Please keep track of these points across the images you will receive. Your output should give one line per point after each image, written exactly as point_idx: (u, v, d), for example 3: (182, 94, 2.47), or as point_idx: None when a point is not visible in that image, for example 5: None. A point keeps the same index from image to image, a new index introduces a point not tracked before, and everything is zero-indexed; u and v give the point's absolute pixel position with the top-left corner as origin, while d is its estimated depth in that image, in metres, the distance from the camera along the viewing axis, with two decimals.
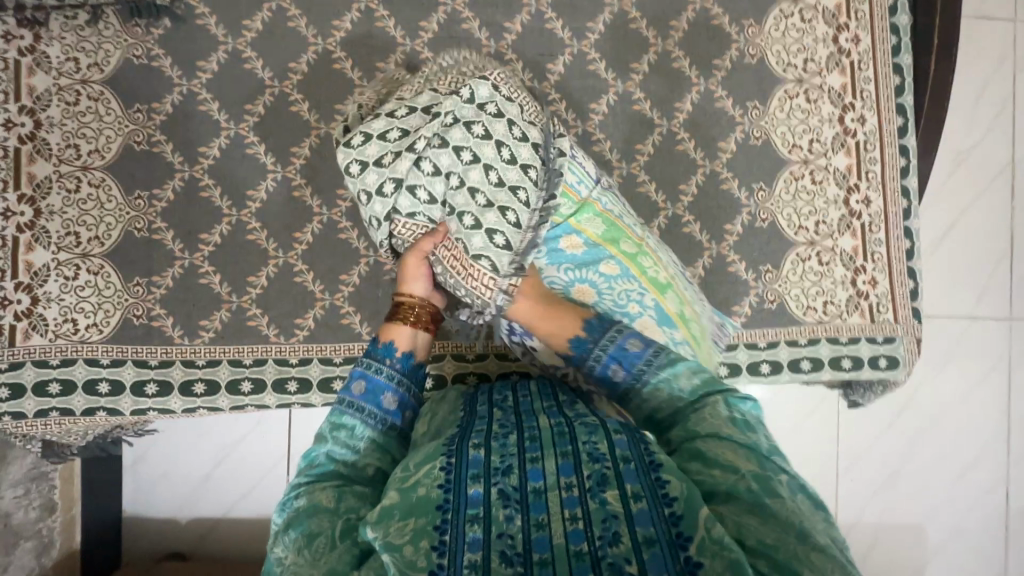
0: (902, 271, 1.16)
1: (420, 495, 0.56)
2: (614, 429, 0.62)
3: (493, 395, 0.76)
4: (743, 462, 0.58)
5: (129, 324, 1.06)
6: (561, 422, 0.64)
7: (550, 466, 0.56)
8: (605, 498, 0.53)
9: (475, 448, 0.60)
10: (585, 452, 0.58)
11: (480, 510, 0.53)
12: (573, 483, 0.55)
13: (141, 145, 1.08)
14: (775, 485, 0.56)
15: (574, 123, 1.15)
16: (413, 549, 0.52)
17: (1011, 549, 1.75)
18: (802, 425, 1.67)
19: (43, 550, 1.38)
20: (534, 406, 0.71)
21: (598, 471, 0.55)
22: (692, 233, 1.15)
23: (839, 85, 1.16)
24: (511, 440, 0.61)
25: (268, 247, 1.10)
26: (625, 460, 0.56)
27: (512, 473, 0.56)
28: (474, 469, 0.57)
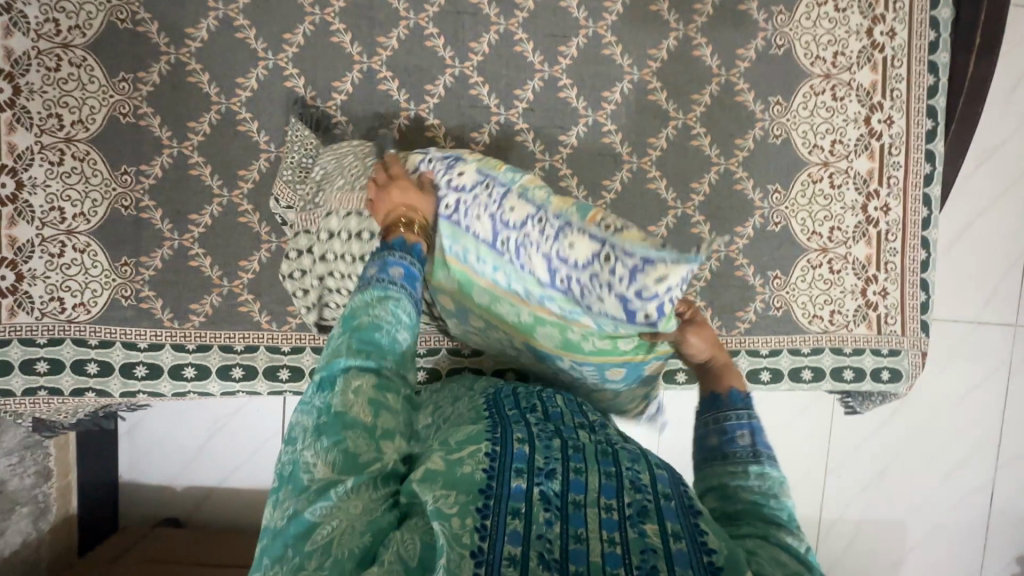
0: (914, 283, 1.12)
1: (464, 474, 0.54)
2: (656, 463, 0.61)
3: (519, 402, 0.71)
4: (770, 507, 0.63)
5: (117, 305, 1.04)
6: (603, 441, 0.63)
7: (593, 482, 0.55)
8: (644, 530, 0.52)
9: (519, 443, 0.59)
10: (628, 478, 0.57)
11: (521, 504, 0.52)
12: (613, 505, 0.53)
13: (127, 117, 1.03)
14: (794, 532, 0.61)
15: (584, 111, 1.09)
16: (460, 523, 0.50)
17: (990, 550, 1.78)
18: (796, 422, 1.68)
19: (41, 514, 1.40)
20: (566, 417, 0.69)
21: (640, 501, 0.54)
22: (701, 234, 1.11)
23: (868, 83, 1.09)
24: (554, 444, 0.60)
25: (261, 230, 1.06)
26: (666, 497, 0.55)
27: (556, 478, 0.55)
28: (519, 462, 0.56)
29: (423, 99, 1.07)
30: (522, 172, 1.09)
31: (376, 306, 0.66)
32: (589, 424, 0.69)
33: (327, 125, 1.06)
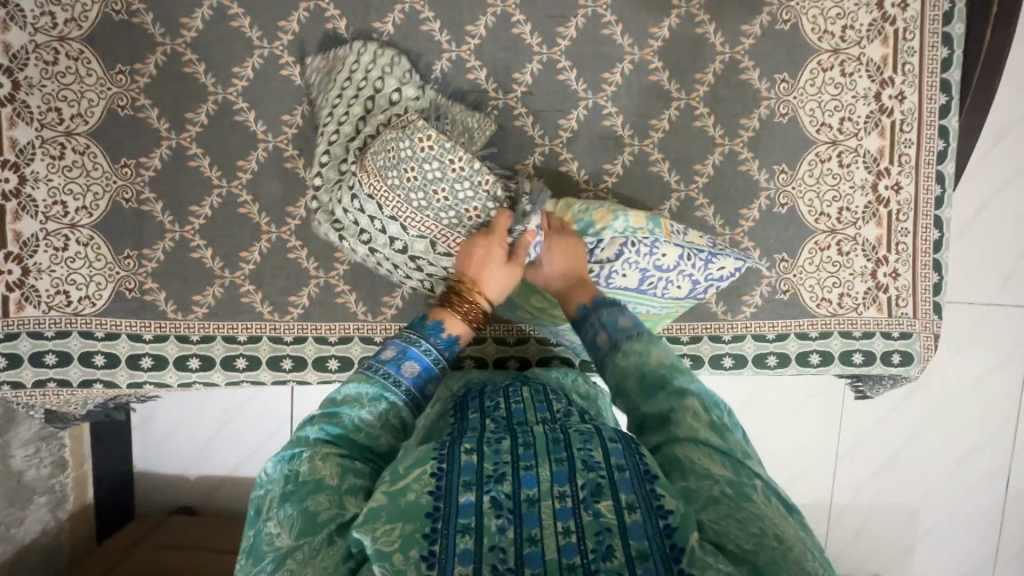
0: (927, 264, 1.09)
1: (410, 501, 0.55)
2: (610, 436, 0.62)
3: (484, 402, 0.75)
4: (717, 466, 0.61)
5: (122, 297, 1.04)
6: (556, 428, 0.64)
7: (544, 474, 0.57)
8: (598, 510, 0.54)
9: (467, 453, 0.60)
10: (580, 460, 0.58)
11: (471, 520, 0.53)
12: (566, 493, 0.55)
13: (125, 109, 1.02)
14: (749, 492, 0.59)
15: (584, 94, 1.07)
16: (403, 558, 0.51)
17: (1006, 534, 1.75)
18: (806, 407, 1.65)
19: (58, 504, 1.43)
20: (526, 409, 0.70)
21: (593, 481, 0.56)
22: (705, 217, 1.09)
23: (879, 57, 1.06)
24: (502, 446, 0.61)
25: (261, 221, 1.06)
26: (620, 469, 0.57)
27: (505, 481, 0.57)
28: (466, 476, 0.57)
29: None
30: (522, 157, 1.08)
31: (363, 409, 0.69)
32: (550, 415, 0.70)
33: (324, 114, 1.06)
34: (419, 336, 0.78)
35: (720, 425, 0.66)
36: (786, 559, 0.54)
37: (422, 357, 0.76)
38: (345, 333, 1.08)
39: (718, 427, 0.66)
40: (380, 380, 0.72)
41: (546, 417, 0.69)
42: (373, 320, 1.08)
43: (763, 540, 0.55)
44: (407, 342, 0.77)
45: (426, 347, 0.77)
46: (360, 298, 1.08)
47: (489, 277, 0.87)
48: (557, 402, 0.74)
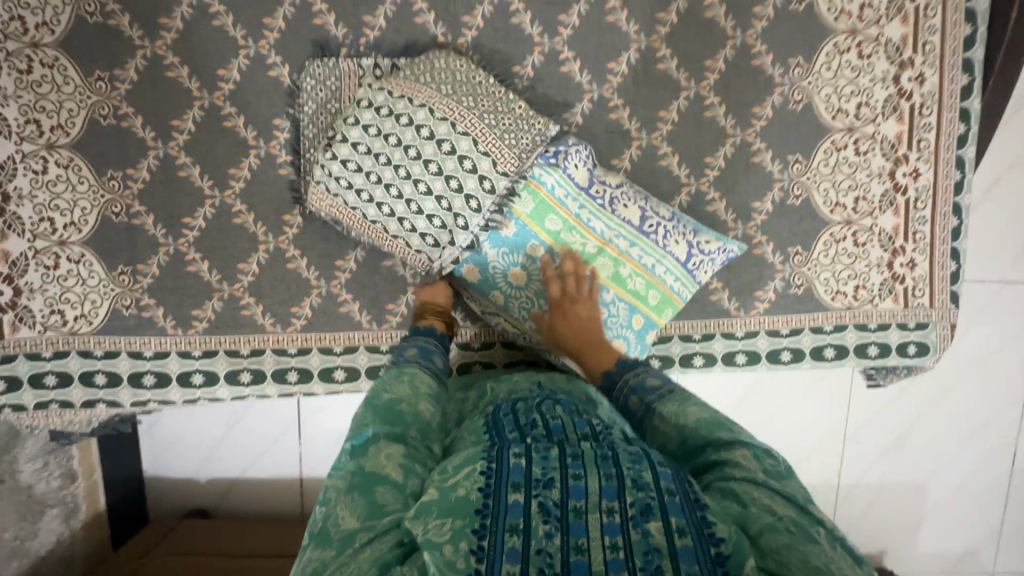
0: (945, 253, 1.06)
1: (460, 496, 0.54)
2: (660, 461, 0.59)
3: (518, 420, 0.68)
4: (780, 506, 0.58)
5: (119, 315, 1.01)
6: (604, 444, 0.62)
7: (593, 486, 0.55)
8: (647, 530, 0.51)
9: (517, 455, 0.58)
10: (629, 478, 0.56)
11: (520, 521, 0.51)
12: (615, 509, 0.53)
13: (107, 118, 0.97)
14: (811, 531, 0.55)
15: (589, 86, 1.02)
16: (453, 549, 0.49)
17: (1011, 507, 1.77)
18: (815, 392, 1.65)
19: (71, 514, 1.42)
20: (568, 425, 0.66)
21: (642, 500, 0.53)
22: (717, 212, 1.05)
23: (898, 37, 1.00)
24: (552, 454, 0.59)
25: (257, 231, 1.02)
26: (669, 492, 0.54)
27: (554, 487, 0.54)
28: (515, 478, 0.55)
29: None
30: None
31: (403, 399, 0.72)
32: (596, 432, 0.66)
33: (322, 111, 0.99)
34: (418, 337, 0.89)
35: (774, 470, 0.63)
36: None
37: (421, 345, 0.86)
38: (350, 342, 1.05)
39: (772, 471, 0.63)
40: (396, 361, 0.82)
41: (591, 433, 0.65)
42: (378, 329, 1.05)
43: (823, 574, 0.52)
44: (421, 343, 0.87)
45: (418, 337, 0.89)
46: (363, 306, 1.05)
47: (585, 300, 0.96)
48: (598, 420, 0.70)
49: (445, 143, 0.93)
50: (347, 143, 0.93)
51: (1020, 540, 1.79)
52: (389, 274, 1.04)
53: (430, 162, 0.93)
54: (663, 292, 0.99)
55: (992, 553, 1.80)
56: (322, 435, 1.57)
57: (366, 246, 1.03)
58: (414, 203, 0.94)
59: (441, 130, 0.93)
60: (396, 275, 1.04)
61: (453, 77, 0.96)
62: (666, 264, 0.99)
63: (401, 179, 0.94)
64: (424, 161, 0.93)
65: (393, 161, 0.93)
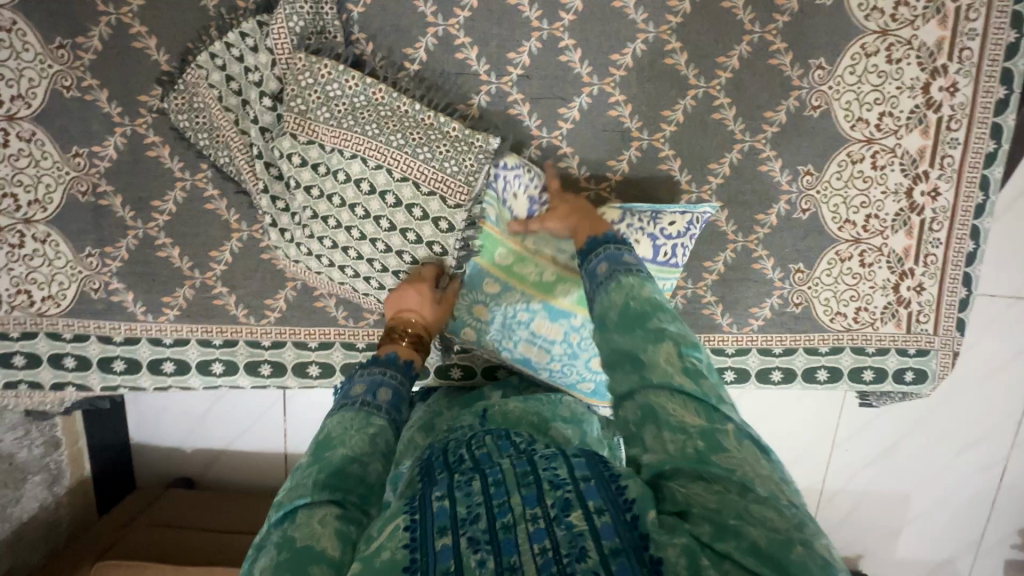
0: (956, 278, 1.00)
1: (386, 559, 0.48)
2: (573, 452, 0.57)
3: (448, 456, 0.60)
4: (691, 417, 0.54)
5: (87, 298, 0.98)
6: (521, 455, 0.57)
7: (515, 502, 0.50)
8: (571, 523, 0.48)
9: (439, 499, 0.52)
10: (547, 480, 0.52)
11: (451, 564, 0.46)
12: (538, 514, 0.49)
13: (71, 90, 0.91)
14: (717, 438, 0.53)
15: (589, 79, 0.94)
16: None
17: (994, 522, 1.76)
18: (811, 395, 1.62)
19: (54, 480, 1.45)
20: (491, 453, 0.59)
21: (562, 497, 0.50)
22: (717, 222, 0.98)
23: (933, 41, 0.91)
24: (474, 487, 0.53)
25: (230, 218, 0.97)
26: (585, 479, 0.52)
27: (480, 519, 0.49)
28: (439, 522, 0.50)
29: (402, 68, 0.93)
30: (518, 149, 0.96)
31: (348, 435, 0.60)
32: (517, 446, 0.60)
33: None
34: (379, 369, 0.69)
35: (694, 369, 0.58)
36: (756, 508, 0.48)
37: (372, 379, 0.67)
38: (325, 338, 1.02)
39: (693, 372, 0.58)
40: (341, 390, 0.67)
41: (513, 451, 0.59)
42: (354, 325, 1.02)
43: (725, 494, 0.49)
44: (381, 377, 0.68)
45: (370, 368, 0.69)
46: (339, 302, 1.01)
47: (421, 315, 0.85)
48: (524, 437, 0.63)
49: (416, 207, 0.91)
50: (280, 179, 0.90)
51: (998, 555, 1.80)
52: None
53: (384, 214, 0.90)
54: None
55: (969, 563, 1.81)
56: (307, 415, 1.57)
57: None
58: (352, 251, 0.92)
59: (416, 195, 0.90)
60: None
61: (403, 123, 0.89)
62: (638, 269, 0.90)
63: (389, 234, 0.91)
64: (375, 218, 0.90)
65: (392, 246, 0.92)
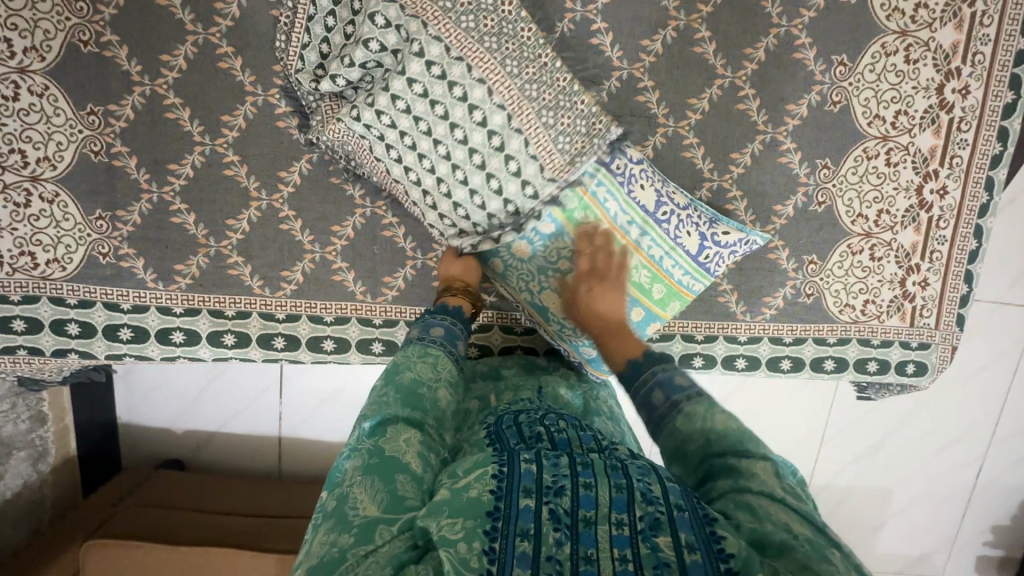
0: (959, 274, 1.04)
1: (471, 498, 0.51)
2: (669, 475, 0.57)
3: (528, 430, 0.64)
4: (798, 525, 0.54)
5: (95, 262, 0.95)
6: (612, 456, 0.59)
7: (603, 497, 0.52)
8: (656, 545, 0.48)
9: (527, 461, 0.55)
10: (639, 490, 0.53)
11: (531, 526, 0.48)
12: (624, 521, 0.50)
13: (88, 45, 0.88)
14: (827, 552, 0.52)
15: (618, 63, 0.94)
16: (467, 548, 0.46)
17: (968, 519, 1.83)
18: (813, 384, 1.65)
19: (39, 457, 1.39)
20: (575, 442, 0.62)
21: (652, 514, 0.51)
22: (735, 211, 1.00)
23: (949, 44, 0.94)
24: (562, 461, 0.56)
25: (250, 186, 0.95)
26: (679, 507, 0.51)
27: (565, 495, 0.52)
28: (526, 482, 0.52)
29: None
30: None
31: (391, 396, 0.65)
32: (605, 449, 0.62)
33: (269, 115, 0.93)
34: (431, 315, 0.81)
35: (792, 490, 0.59)
36: None
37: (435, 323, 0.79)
38: (342, 313, 1.00)
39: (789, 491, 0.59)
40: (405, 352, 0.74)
41: (598, 448, 0.62)
42: (372, 301, 1.00)
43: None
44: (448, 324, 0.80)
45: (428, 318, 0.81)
46: (358, 277, 0.99)
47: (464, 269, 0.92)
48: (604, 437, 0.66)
49: (511, 112, 0.86)
50: (389, 90, 0.84)
51: (972, 550, 1.87)
52: (388, 245, 0.98)
53: (458, 129, 0.86)
54: (671, 286, 0.92)
55: (944, 558, 1.88)
56: (304, 397, 1.54)
57: (365, 213, 0.97)
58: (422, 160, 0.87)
59: (510, 96, 0.86)
60: (395, 246, 0.99)
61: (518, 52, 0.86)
62: (677, 257, 0.91)
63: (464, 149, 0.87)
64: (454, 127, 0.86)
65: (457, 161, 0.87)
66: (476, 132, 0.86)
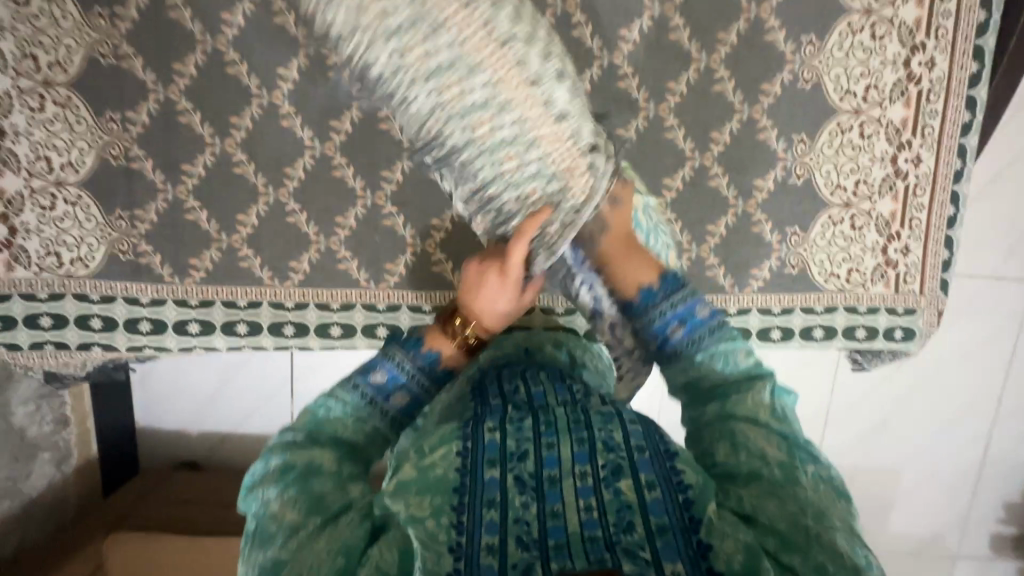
0: (939, 240, 1.08)
1: (437, 476, 0.55)
2: (630, 419, 0.61)
3: (504, 386, 0.70)
4: (773, 449, 0.58)
5: (115, 260, 1.01)
6: (575, 408, 0.63)
7: (566, 453, 0.56)
8: (619, 489, 0.53)
9: (490, 432, 0.59)
10: (601, 440, 0.57)
11: (497, 494, 0.53)
12: (587, 472, 0.55)
13: (107, 58, 0.95)
14: (797, 475, 0.57)
15: (599, 52, 1.00)
16: (435, 523, 0.52)
17: (980, 497, 1.83)
18: (812, 364, 1.67)
19: (63, 459, 1.45)
20: (548, 394, 0.67)
21: (613, 461, 0.55)
22: (718, 188, 1.05)
23: (912, 20, 1.00)
24: (526, 425, 0.60)
25: (258, 182, 1.01)
26: (639, 450, 0.56)
27: (528, 459, 0.56)
28: (490, 454, 0.56)
29: None
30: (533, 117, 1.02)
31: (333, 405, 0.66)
32: (572, 400, 0.66)
33: (274, 116, 1.00)
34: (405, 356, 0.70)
35: (779, 409, 0.62)
36: (820, 537, 0.52)
37: (401, 377, 0.69)
38: (347, 300, 1.06)
39: (779, 413, 0.62)
40: (359, 397, 0.67)
41: (566, 400, 0.66)
42: (376, 287, 1.06)
43: (799, 518, 0.53)
44: (397, 368, 0.69)
45: (402, 364, 0.69)
46: (362, 265, 1.05)
47: (481, 301, 0.73)
48: (577, 386, 0.71)
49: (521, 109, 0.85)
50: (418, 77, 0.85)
51: (985, 528, 1.86)
52: (389, 234, 1.04)
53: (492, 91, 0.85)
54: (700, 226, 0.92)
55: (958, 537, 1.87)
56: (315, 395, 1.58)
57: (366, 204, 1.03)
58: None
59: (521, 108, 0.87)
60: (395, 234, 1.04)
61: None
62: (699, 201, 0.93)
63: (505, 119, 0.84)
64: None
65: None
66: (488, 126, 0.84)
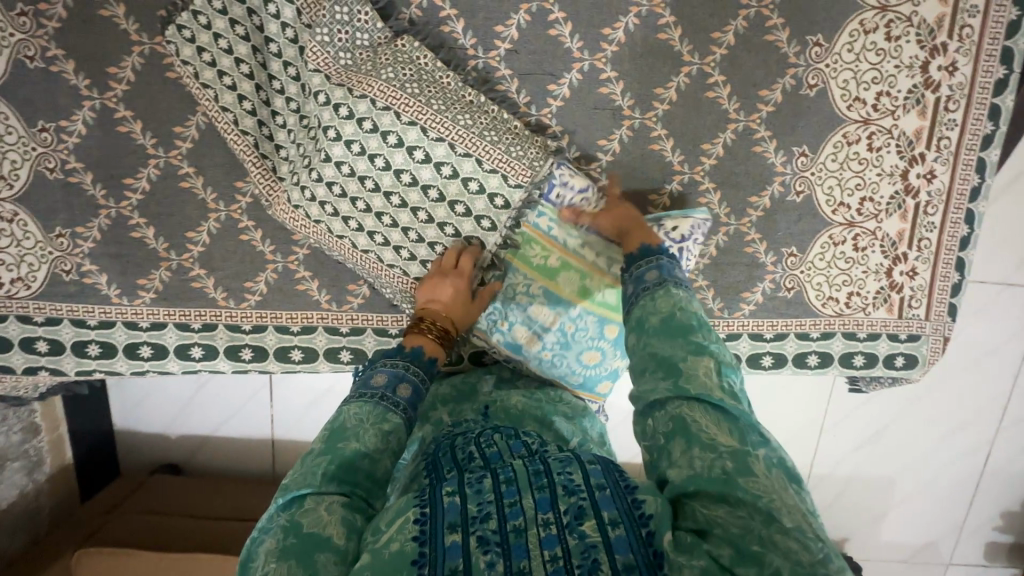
0: (949, 262, 0.99)
1: (394, 551, 0.48)
2: (588, 458, 0.57)
3: (457, 454, 0.63)
4: (723, 436, 0.53)
5: (59, 280, 0.94)
6: (534, 457, 0.58)
7: (528, 502, 0.51)
8: (583, 531, 0.48)
9: (450, 494, 0.53)
10: (561, 484, 0.53)
11: (459, 563, 0.46)
12: (551, 519, 0.49)
13: (35, 61, 0.87)
14: (750, 462, 0.51)
15: (579, 54, 0.90)
16: None
17: (976, 507, 1.78)
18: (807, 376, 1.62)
19: (34, 468, 1.41)
20: (503, 452, 0.61)
21: (575, 504, 0.51)
22: (709, 205, 0.96)
23: (933, 17, 0.88)
24: (486, 485, 0.54)
25: (207, 197, 0.93)
26: (599, 487, 0.52)
27: (491, 519, 0.50)
28: (451, 517, 0.50)
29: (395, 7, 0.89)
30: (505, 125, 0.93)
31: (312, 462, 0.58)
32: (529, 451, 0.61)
33: None
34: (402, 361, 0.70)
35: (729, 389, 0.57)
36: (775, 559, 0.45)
37: (402, 377, 0.68)
38: (308, 322, 0.99)
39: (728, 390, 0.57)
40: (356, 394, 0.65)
41: (522, 451, 0.60)
42: (338, 309, 0.99)
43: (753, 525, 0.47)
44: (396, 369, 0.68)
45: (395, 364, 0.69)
46: (323, 285, 0.98)
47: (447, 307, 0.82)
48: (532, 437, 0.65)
49: (444, 167, 0.86)
50: (341, 137, 0.85)
51: (980, 537, 1.82)
52: None
53: (416, 149, 0.85)
54: None
55: (951, 546, 1.83)
56: (293, 401, 1.54)
57: None
58: (395, 197, 0.87)
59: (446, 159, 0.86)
60: None
61: (418, 75, 0.86)
62: None
63: (426, 186, 0.87)
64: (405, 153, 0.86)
65: (420, 180, 0.87)
66: (409, 194, 0.87)
